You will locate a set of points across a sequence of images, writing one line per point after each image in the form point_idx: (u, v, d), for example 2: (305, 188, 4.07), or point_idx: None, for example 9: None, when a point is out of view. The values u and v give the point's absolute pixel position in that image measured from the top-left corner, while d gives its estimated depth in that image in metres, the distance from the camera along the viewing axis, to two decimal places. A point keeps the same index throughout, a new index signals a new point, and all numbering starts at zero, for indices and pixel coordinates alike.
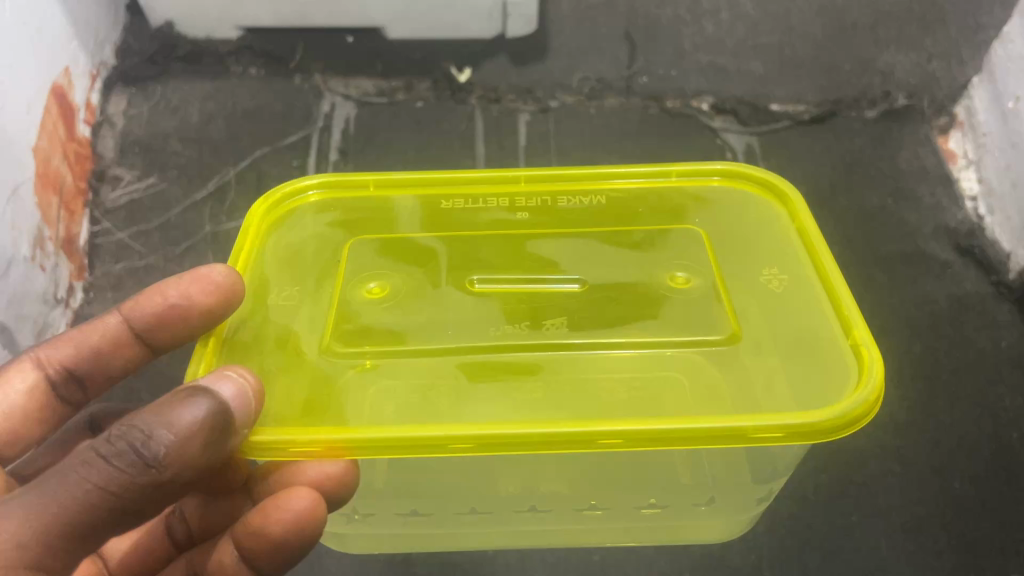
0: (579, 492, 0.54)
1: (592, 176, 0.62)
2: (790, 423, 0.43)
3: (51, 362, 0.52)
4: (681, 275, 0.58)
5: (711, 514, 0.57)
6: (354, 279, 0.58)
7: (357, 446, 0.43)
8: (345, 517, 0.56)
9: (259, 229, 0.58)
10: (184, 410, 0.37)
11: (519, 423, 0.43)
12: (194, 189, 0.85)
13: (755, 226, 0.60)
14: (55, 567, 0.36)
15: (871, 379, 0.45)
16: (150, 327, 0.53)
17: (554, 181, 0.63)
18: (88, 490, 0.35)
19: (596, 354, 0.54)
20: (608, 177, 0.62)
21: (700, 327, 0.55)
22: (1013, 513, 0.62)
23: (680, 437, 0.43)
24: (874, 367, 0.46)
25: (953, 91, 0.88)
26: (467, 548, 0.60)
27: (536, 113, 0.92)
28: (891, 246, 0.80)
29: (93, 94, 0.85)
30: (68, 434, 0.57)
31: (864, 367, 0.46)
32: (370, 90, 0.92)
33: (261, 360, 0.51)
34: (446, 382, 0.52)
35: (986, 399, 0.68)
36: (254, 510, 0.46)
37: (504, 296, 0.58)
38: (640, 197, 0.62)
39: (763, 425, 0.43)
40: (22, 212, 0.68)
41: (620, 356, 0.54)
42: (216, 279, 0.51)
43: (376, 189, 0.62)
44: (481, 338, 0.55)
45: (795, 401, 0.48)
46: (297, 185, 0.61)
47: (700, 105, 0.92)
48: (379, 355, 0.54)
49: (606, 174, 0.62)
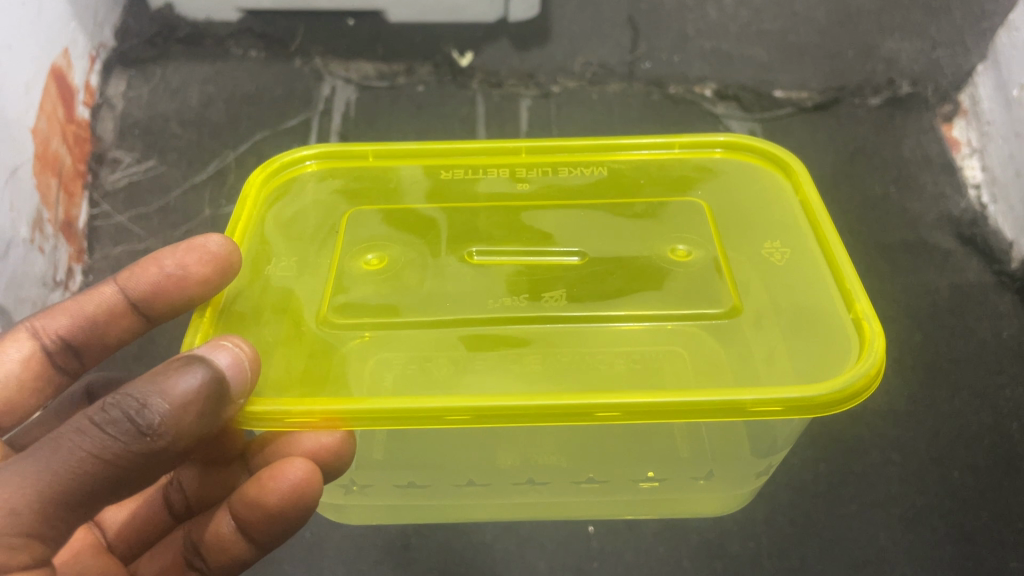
0: (576, 462, 0.53)
1: (596, 149, 0.61)
2: (793, 397, 0.41)
3: (47, 332, 0.51)
4: (681, 248, 0.55)
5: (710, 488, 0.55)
6: (352, 250, 0.55)
7: (352, 417, 0.42)
8: (343, 489, 0.55)
9: (259, 196, 0.57)
10: (179, 379, 0.37)
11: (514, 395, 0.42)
12: (194, 172, 0.84)
13: (763, 197, 0.58)
14: (48, 533, 0.35)
15: (873, 353, 0.43)
16: (147, 298, 0.51)
17: (559, 152, 0.61)
18: (83, 458, 0.35)
19: (603, 324, 0.51)
20: (614, 150, 0.61)
21: (700, 301, 0.52)
22: (1014, 504, 0.61)
23: (688, 410, 0.41)
24: (876, 341, 0.44)
25: (959, 78, 0.87)
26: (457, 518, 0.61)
27: (538, 97, 0.91)
28: (892, 235, 0.79)
29: (93, 76, 0.85)
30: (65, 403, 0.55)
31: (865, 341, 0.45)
32: (371, 73, 0.92)
33: (259, 333, 0.49)
34: (445, 354, 0.49)
35: (987, 389, 0.68)
36: (251, 481, 0.46)
37: (505, 269, 0.54)
38: (646, 168, 0.60)
39: (764, 399, 0.41)
40: (21, 195, 0.68)
41: (630, 331, 0.51)
42: (213, 248, 0.49)
43: (375, 160, 0.61)
44: (482, 309, 0.51)
45: (797, 375, 0.46)
46: (295, 154, 0.60)
47: (703, 91, 0.90)
48: (378, 327, 0.51)
49: (613, 145, 0.61)
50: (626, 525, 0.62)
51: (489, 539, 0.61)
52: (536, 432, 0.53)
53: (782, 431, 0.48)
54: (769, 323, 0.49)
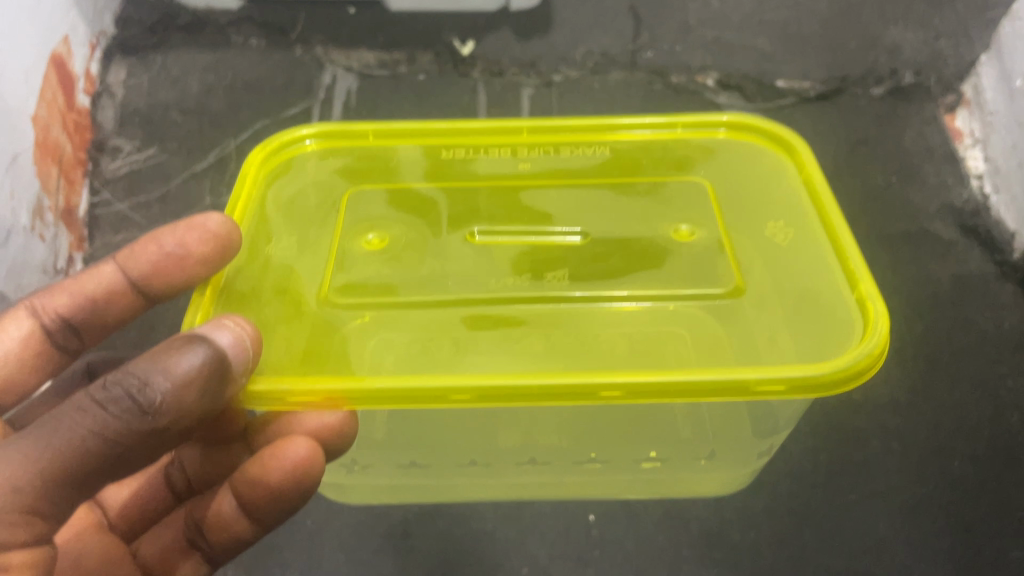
0: (577, 444, 0.53)
1: (599, 127, 0.57)
2: (796, 376, 0.41)
3: (46, 310, 0.51)
4: (684, 228, 0.56)
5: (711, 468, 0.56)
6: (355, 228, 0.57)
7: (353, 397, 0.42)
8: (344, 468, 0.55)
9: (259, 176, 0.54)
10: (181, 357, 0.37)
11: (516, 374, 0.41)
12: (195, 161, 0.84)
13: (767, 179, 0.56)
14: (48, 511, 0.35)
15: (877, 333, 0.42)
16: (147, 277, 0.51)
17: (562, 130, 0.58)
18: (84, 436, 0.34)
19: (600, 307, 0.53)
20: (619, 129, 0.58)
21: (702, 280, 0.54)
22: (1013, 494, 0.61)
23: (689, 391, 0.41)
24: (879, 321, 0.43)
25: (961, 69, 0.86)
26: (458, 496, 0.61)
27: (540, 86, 0.91)
28: (894, 226, 0.79)
29: (93, 64, 0.84)
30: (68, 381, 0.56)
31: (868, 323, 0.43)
32: (372, 62, 0.91)
33: (261, 310, 0.48)
34: (450, 333, 0.52)
35: (988, 380, 0.67)
36: (253, 459, 0.46)
37: (507, 249, 0.56)
38: (654, 147, 0.58)
39: (767, 378, 0.41)
40: (21, 182, 0.68)
41: (628, 315, 0.53)
42: (213, 227, 0.48)
43: (376, 139, 0.58)
44: (486, 288, 0.53)
45: None
46: (293, 132, 0.56)
47: (706, 80, 0.90)
48: (381, 306, 0.53)
49: (618, 124, 0.57)
50: (626, 513, 0.62)
51: (489, 528, 0.61)
52: (536, 415, 0.52)
53: (785, 412, 0.48)
54: (768, 305, 0.51)
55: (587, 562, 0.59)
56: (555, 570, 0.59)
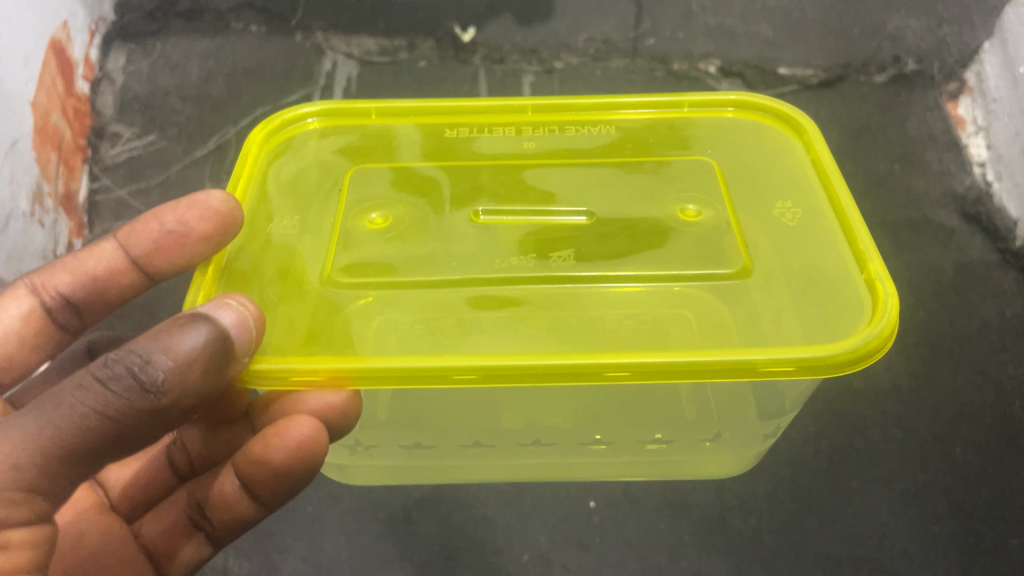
0: (581, 426, 0.53)
1: (599, 107, 0.60)
2: (803, 357, 0.41)
3: (47, 288, 0.51)
4: (692, 207, 0.55)
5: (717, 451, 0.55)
6: (356, 207, 0.55)
7: (359, 376, 0.42)
8: (347, 449, 0.55)
9: (261, 152, 0.56)
10: (184, 336, 0.36)
11: (522, 354, 0.41)
12: (195, 147, 0.84)
13: (772, 156, 0.57)
14: (48, 489, 0.35)
15: (886, 315, 0.42)
16: (148, 255, 0.50)
17: (562, 110, 0.60)
18: (85, 414, 0.34)
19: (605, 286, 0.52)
20: (618, 108, 0.60)
21: (710, 261, 0.52)
22: (1014, 480, 0.61)
23: (695, 373, 0.41)
24: (888, 302, 0.43)
25: (964, 56, 0.86)
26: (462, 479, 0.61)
27: (541, 73, 0.90)
28: (896, 213, 0.79)
29: (92, 50, 0.84)
30: (66, 361, 0.56)
31: (877, 302, 0.44)
32: (372, 49, 0.91)
33: (262, 290, 0.48)
34: (454, 315, 0.50)
35: (990, 367, 0.67)
36: (255, 439, 0.46)
37: (511, 229, 0.54)
38: (653, 127, 0.60)
39: (774, 360, 0.41)
40: (20, 166, 0.67)
41: (634, 293, 0.52)
42: (215, 205, 0.47)
43: (378, 118, 0.60)
44: (490, 269, 0.52)
45: (804, 337, 0.45)
46: (297, 111, 0.59)
47: (707, 68, 0.90)
48: (384, 287, 0.51)
49: (615, 104, 0.60)
50: (627, 499, 0.62)
51: (490, 514, 0.61)
52: (540, 394, 0.53)
53: (790, 394, 0.48)
54: (778, 286, 0.50)
55: (588, 548, 0.59)
56: (556, 556, 0.59)
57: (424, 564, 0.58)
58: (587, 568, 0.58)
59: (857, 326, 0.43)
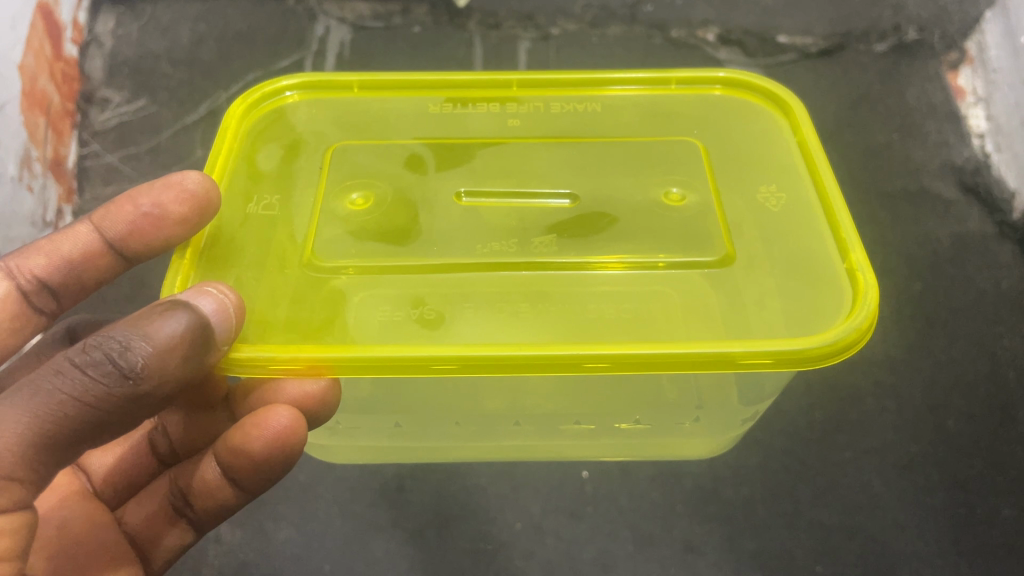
0: (561, 409, 0.53)
1: (583, 84, 0.60)
2: (784, 350, 0.42)
3: (23, 272, 0.50)
4: (675, 191, 0.54)
5: (695, 430, 0.56)
6: (337, 187, 0.54)
7: (339, 364, 0.42)
8: (330, 429, 0.56)
9: (239, 128, 0.56)
10: (163, 322, 0.36)
11: (501, 345, 0.42)
12: (185, 112, 0.82)
13: (760, 135, 0.57)
14: (25, 474, 0.35)
15: (866, 305, 0.44)
16: (124, 238, 0.50)
17: (547, 86, 0.60)
18: (64, 400, 0.34)
19: (591, 271, 0.50)
20: (603, 85, 0.60)
21: (694, 249, 0.51)
22: (1007, 451, 0.61)
23: (675, 361, 0.42)
24: (870, 295, 0.45)
25: (965, 24, 0.84)
26: (446, 457, 0.61)
27: (537, 40, 0.88)
28: (894, 183, 0.78)
29: (81, 13, 0.83)
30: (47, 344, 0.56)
31: (859, 292, 0.45)
32: (366, 13, 0.89)
33: (241, 272, 0.48)
34: (436, 296, 0.48)
35: (985, 339, 0.67)
36: (235, 428, 0.47)
37: (494, 212, 0.53)
38: (638, 102, 0.60)
39: (749, 353, 0.42)
40: (7, 131, 0.66)
41: (619, 275, 0.50)
42: (191, 187, 0.47)
43: (360, 92, 0.60)
44: (471, 253, 0.50)
45: (784, 322, 0.46)
46: (275, 85, 0.58)
47: (706, 35, 0.88)
48: (366, 270, 0.50)
49: (601, 81, 0.60)
50: (620, 469, 0.62)
51: (483, 483, 0.61)
52: (521, 383, 0.51)
53: (769, 379, 0.48)
54: (763, 270, 0.49)
55: (581, 517, 0.59)
56: (548, 525, 0.59)
57: (416, 532, 0.59)
58: (580, 536, 0.58)
59: (837, 317, 0.45)
